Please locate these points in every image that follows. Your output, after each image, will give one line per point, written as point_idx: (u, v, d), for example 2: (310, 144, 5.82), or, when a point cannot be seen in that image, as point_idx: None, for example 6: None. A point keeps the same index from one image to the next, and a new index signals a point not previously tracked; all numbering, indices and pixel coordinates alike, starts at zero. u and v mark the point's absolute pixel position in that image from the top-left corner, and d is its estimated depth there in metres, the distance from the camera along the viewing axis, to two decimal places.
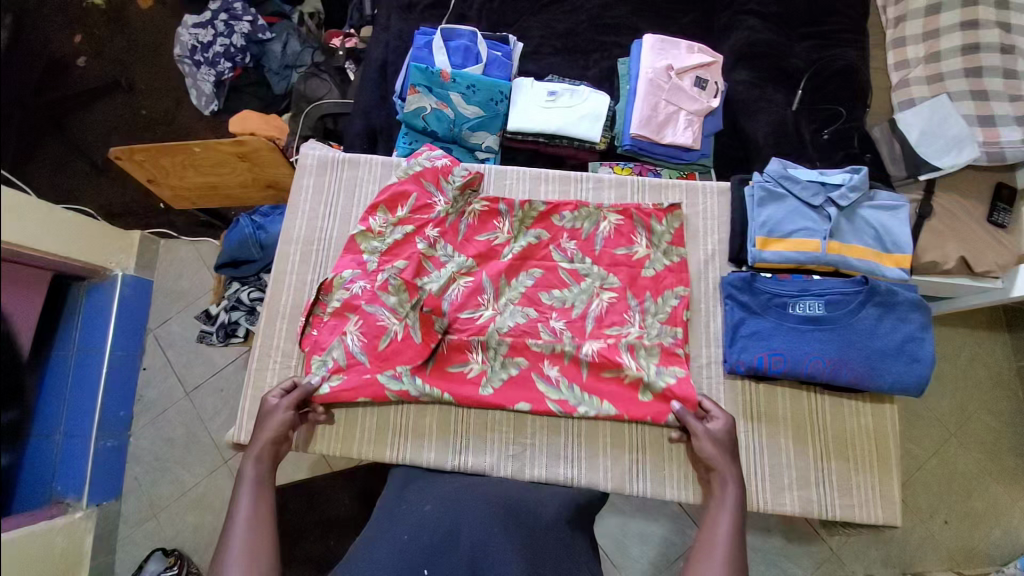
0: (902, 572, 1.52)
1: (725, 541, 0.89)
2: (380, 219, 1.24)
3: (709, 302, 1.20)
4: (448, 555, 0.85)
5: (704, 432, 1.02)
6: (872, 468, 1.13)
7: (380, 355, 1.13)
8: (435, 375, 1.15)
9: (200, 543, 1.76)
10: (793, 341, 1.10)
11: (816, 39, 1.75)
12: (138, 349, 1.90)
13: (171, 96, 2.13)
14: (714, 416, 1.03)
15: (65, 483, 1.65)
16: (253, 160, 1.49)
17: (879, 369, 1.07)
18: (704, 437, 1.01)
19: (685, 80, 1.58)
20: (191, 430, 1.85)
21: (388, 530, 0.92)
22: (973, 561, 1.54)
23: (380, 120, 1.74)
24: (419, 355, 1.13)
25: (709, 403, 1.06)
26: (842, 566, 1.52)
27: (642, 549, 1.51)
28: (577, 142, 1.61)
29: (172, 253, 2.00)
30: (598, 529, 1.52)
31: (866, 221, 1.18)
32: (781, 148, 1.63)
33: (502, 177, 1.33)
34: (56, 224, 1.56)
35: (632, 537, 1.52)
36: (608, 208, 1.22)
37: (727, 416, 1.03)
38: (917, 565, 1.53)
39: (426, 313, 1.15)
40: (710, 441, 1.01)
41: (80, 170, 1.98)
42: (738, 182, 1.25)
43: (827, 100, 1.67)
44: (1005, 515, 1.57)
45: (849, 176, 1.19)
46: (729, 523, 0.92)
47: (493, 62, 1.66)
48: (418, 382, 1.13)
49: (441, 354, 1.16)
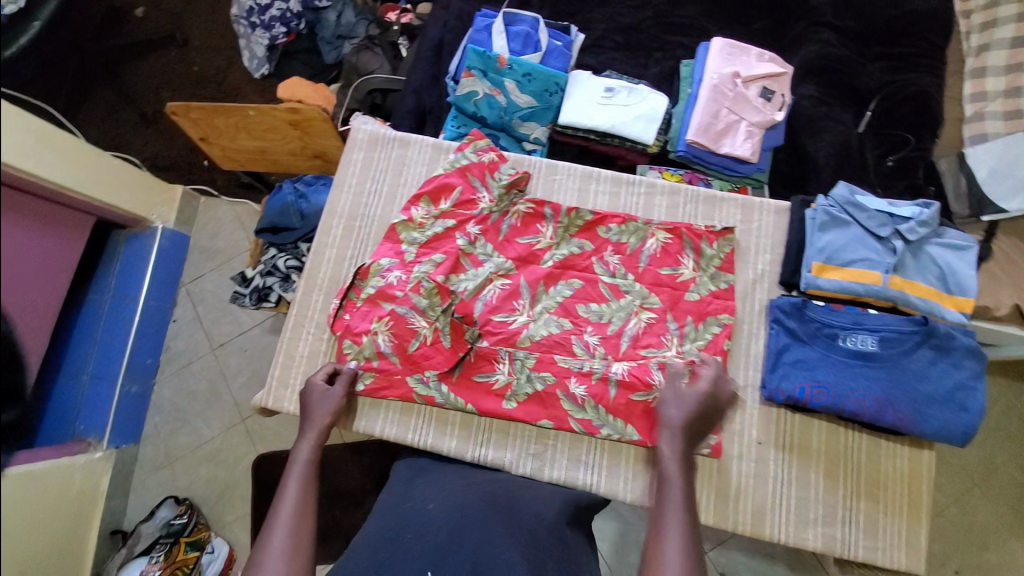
0: None
1: (678, 521, 0.80)
2: (422, 210, 1.23)
3: (752, 323, 1.13)
4: (448, 560, 0.77)
5: (672, 398, 0.97)
6: (902, 512, 1.09)
7: (410, 358, 1.13)
8: (460, 384, 1.14)
9: (210, 495, 1.81)
10: (841, 375, 1.02)
11: (891, 60, 1.65)
12: (170, 302, 1.94)
13: (223, 55, 2.13)
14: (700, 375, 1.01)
15: (87, 422, 1.70)
16: (305, 129, 1.44)
17: (925, 414, 1.01)
18: (671, 404, 0.96)
19: (751, 90, 1.50)
20: (213, 385, 1.89)
21: (390, 529, 0.86)
22: None
23: (431, 100, 1.73)
24: (445, 363, 1.12)
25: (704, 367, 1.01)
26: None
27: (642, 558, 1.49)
28: (629, 144, 1.56)
29: (210, 211, 2.03)
30: (600, 533, 1.51)
31: (933, 259, 1.09)
32: (842, 172, 1.54)
33: (552, 171, 1.27)
34: (105, 171, 1.61)
35: (633, 545, 1.50)
36: (657, 225, 1.18)
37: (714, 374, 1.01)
38: None
39: (457, 321, 1.14)
40: (679, 409, 0.95)
41: (130, 118, 2.03)
42: (799, 204, 1.16)
43: (895, 126, 1.58)
44: None
45: (919, 210, 1.11)
46: (682, 499, 0.84)
47: (551, 52, 1.61)
48: (443, 389, 1.13)
49: (468, 361, 1.15)
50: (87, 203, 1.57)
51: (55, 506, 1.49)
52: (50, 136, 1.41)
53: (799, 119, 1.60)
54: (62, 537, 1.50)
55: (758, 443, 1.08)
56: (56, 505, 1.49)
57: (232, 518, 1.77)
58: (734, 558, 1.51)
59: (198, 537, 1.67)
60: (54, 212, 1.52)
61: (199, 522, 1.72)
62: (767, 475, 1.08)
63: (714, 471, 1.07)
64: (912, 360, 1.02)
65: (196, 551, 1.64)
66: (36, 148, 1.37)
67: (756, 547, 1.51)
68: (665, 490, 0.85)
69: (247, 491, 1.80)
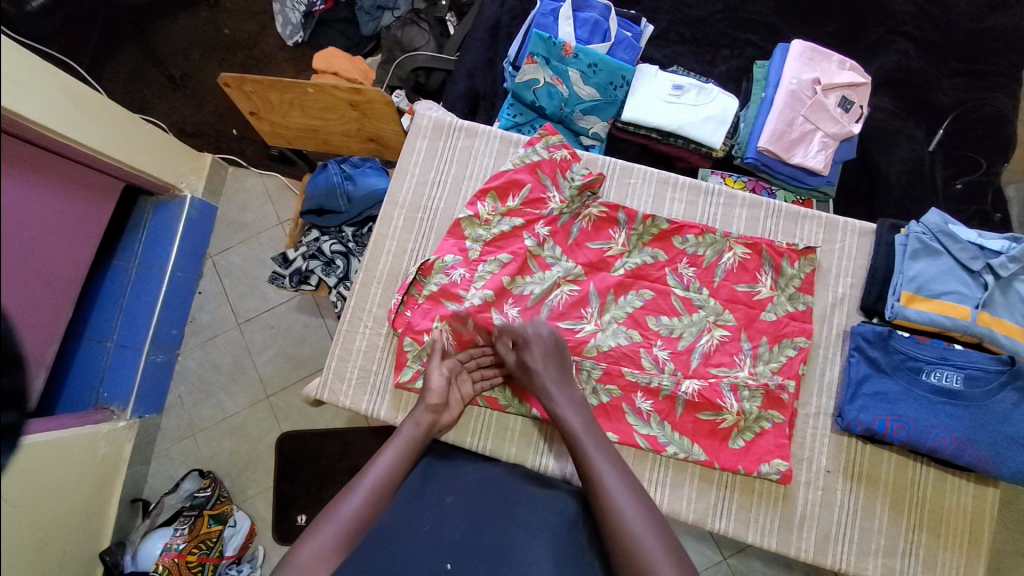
0: None
1: (606, 458, 0.87)
2: (489, 206, 1.18)
3: (829, 347, 1.14)
4: (470, 552, 0.76)
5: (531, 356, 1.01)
6: (962, 549, 1.07)
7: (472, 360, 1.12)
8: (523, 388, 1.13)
9: (233, 469, 1.73)
10: (922, 410, 1.03)
11: (967, 77, 1.55)
12: (197, 272, 1.82)
13: (256, 19, 1.95)
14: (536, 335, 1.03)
15: (111, 390, 1.62)
16: (365, 110, 1.43)
17: (1005, 455, 1.00)
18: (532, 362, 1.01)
19: (829, 98, 1.43)
20: (239, 360, 1.79)
21: (406, 516, 0.84)
22: None
23: (485, 86, 1.62)
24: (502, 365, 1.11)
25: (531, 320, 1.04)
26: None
27: None
28: (692, 145, 1.48)
29: (238, 183, 1.89)
30: None
31: (1021, 297, 1.07)
32: (912, 188, 1.47)
33: (627, 174, 1.25)
34: (133, 132, 1.47)
35: None
36: (736, 239, 1.15)
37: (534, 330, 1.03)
38: None
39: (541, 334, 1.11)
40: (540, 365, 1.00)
41: (157, 82, 1.88)
42: (888, 228, 1.18)
43: (968, 147, 1.50)
44: None
45: (1010, 244, 1.09)
46: (601, 442, 0.90)
47: (620, 43, 1.53)
48: (507, 393, 1.13)
49: None
50: (121, 169, 1.45)
51: (70, 474, 1.41)
52: (79, 95, 1.32)
53: (872, 130, 1.52)
54: (77, 505, 1.44)
55: (827, 470, 1.09)
56: (74, 473, 1.42)
57: (254, 492, 1.70)
58: (751, 564, 1.49)
59: (221, 510, 1.60)
60: (85, 176, 1.40)
61: (222, 495, 1.65)
62: (832, 504, 1.08)
63: (779, 497, 1.08)
64: (998, 402, 1.01)
65: (219, 524, 1.58)
66: (67, 110, 1.29)
67: (774, 557, 1.49)
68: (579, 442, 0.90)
69: (270, 467, 1.71)
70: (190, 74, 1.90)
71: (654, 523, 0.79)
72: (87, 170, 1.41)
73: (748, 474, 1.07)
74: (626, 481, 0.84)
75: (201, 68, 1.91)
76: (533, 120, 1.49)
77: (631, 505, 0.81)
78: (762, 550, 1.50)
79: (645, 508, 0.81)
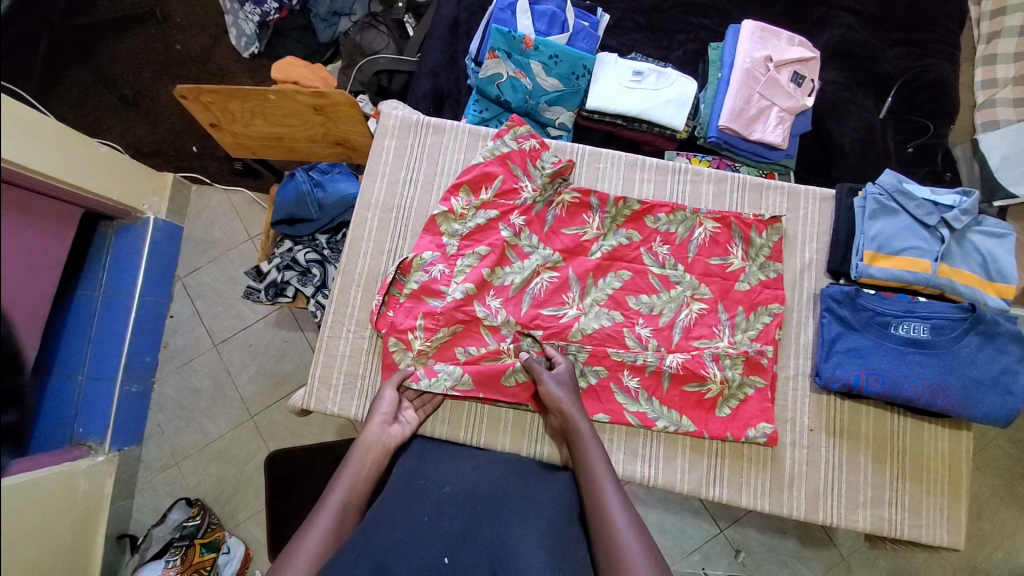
0: None
1: (613, 488, 0.88)
2: (462, 200, 1.18)
3: (802, 311, 1.19)
4: (469, 543, 0.74)
5: (551, 375, 1.03)
6: (943, 492, 1.13)
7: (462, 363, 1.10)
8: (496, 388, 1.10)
9: (221, 495, 1.68)
10: (894, 362, 1.08)
11: (908, 46, 1.62)
12: (166, 296, 1.76)
13: (208, 33, 1.90)
14: (558, 362, 1.07)
15: (87, 424, 1.55)
16: (329, 114, 1.41)
17: (973, 397, 1.06)
18: (556, 378, 1.04)
19: (782, 74, 1.48)
20: (218, 383, 1.75)
21: (402, 510, 0.82)
22: None
23: (448, 84, 1.61)
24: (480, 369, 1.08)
25: (554, 351, 1.08)
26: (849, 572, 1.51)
27: (659, 539, 1.52)
28: (657, 129, 1.51)
29: (202, 201, 1.84)
30: None
31: (975, 247, 1.14)
32: (866, 156, 1.53)
33: (595, 159, 1.28)
34: (88, 157, 1.40)
35: (650, 526, 1.52)
36: (706, 214, 1.19)
37: (569, 363, 1.07)
38: None
39: (524, 328, 1.12)
40: (562, 382, 1.03)
41: (108, 103, 1.81)
42: (846, 191, 1.24)
43: (916, 112, 1.57)
44: (1011, 538, 1.54)
45: (961, 199, 1.17)
46: (613, 482, 0.89)
47: (578, 33, 1.54)
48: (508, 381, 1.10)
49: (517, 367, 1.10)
50: (73, 193, 1.38)
51: (49, 516, 1.34)
52: (31, 121, 1.26)
53: (825, 104, 1.57)
54: (61, 546, 1.37)
55: (811, 429, 1.14)
56: (52, 515, 1.35)
57: (246, 516, 1.66)
58: (746, 532, 1.53)
59: (212, 538, 1.55)
60: (34, 204, 1.32)
61: (212, 523, 1.60)
62: (819, 462, 1.12)
63: (767, 459, 1.12)
64: (963, 347, 1.07)
65: (213, 552, 1.53)
66: (20, 138, 1.23)
67: (768, 522, 1.53)
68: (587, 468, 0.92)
69: (262, 488, 1.67)
70: (142, 92, 1.84)
71: (652, 553, 0.79)
72: (42, 198, 1.34)
73: (736, 440, 1.10)
74: (630, 513, 0.84)
75: (154, 87, 1.85)
76: (500, 114, 1.48)
77: (629, 530, 0.81)
78: (756, 517, 1.54)
79: (643, 535, 0.81)
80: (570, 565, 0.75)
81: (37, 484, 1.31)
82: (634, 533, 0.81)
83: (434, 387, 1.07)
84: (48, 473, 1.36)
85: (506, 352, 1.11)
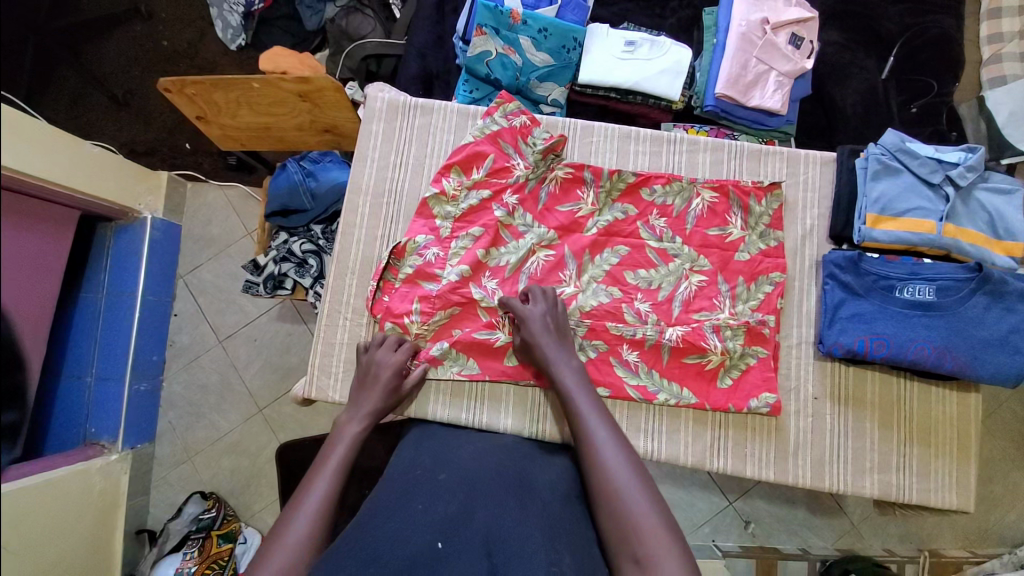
0: (918, 548, 1.51)
1: (599, 420, 0.89)
2: (454, 181, 1.16)
3: (804, 279, 1.17)
4: (460, 528, 0.73)
5: (533, 317, 1.03)
6: (952, 455, 1.12)
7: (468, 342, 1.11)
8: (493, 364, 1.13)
9: (236, 487, 1.70)
10: (899, 326, 1.06)
11: (911, 3, 1.55)
12: (168, 295, 1.76)
13: (194, 26, 1.86)
14: (538, 301, 1.06)
15: (99, 424, 1.58)
16: (316, 100, 1.39)
17: (982, 358, 1.04)
18: (535, 316, 1.03)
19: (780, 36, 1.43)
20: (226, 377, 1.76)
21: (395, 501, 0.81)
22: (985, 541, 1.52)
23: (437, 66, 1.57)
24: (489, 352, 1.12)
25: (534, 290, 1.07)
26: (860, 540, 1.52)
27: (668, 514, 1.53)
28: (652, 101, 1.47)
29: (198, 197, 1.82)
30: None
31: (981, 205, 1.11)
32: (869, 119, 1.49)
33: (588, 133, 1.25)
34: (83, 160, 1.39)
35: None
36: (703, 184, 1.17)
37: (545, 298, 1.06)
38: (933, 542, 1.53)
39: None
40: (541, 320, 1.03)
41: (99, 104, 1.79)
42: (847, 153, 1.21)
43: (920, 71, 1.51)
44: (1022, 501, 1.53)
45: (966, 155, 1.13)
46: (598, 415, 0.90)
47: (567, 4, 1.49)
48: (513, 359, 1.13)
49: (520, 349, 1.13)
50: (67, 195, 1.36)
51: (66, 514, 1.36)
52: (20, 123, 1.24)
53: (823, 66, 1.53)
54: (78, 544, 1.39)
55: (815, 398, 1.13)
56: (69, 514, 1.37)
57: (261, 507, 1.68)
58: (756, 504, 1.53)
59: (229, 529, 1.58)
60: (32, 210, 1.31)
61: (229, 514, 1.62)
62: (825, 429, 1.12)
63: (772, 429, 1.12)
64: (969, 308, 1.05)
65: (230, 542, 1.55)
66: (13, 141, 1.21)
67: (777, 493, 1.53)
68: (581, 419, 0.90)
69: (274, 479, 1.69)
70: (132, 91, 1.82)
71: (637, 470, 0.82)
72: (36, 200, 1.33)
73: (739, 411, 1.10)
74: (616, 440, 0.86)
75: (143, 85, 1.83)
76: (491, 93, 1.45)
77: (626, 475, 0.81)
78: (765, 489, 1.54)
79: (630, 458, 0.84)
80: (563, 542, 0.75)
81: (52, 485, 1.32)
82: (621, 457, 0.83)
83: (442, 373, 1.12)
84: (61, 473, 1.37)
85: (500, 327, 1.12)
